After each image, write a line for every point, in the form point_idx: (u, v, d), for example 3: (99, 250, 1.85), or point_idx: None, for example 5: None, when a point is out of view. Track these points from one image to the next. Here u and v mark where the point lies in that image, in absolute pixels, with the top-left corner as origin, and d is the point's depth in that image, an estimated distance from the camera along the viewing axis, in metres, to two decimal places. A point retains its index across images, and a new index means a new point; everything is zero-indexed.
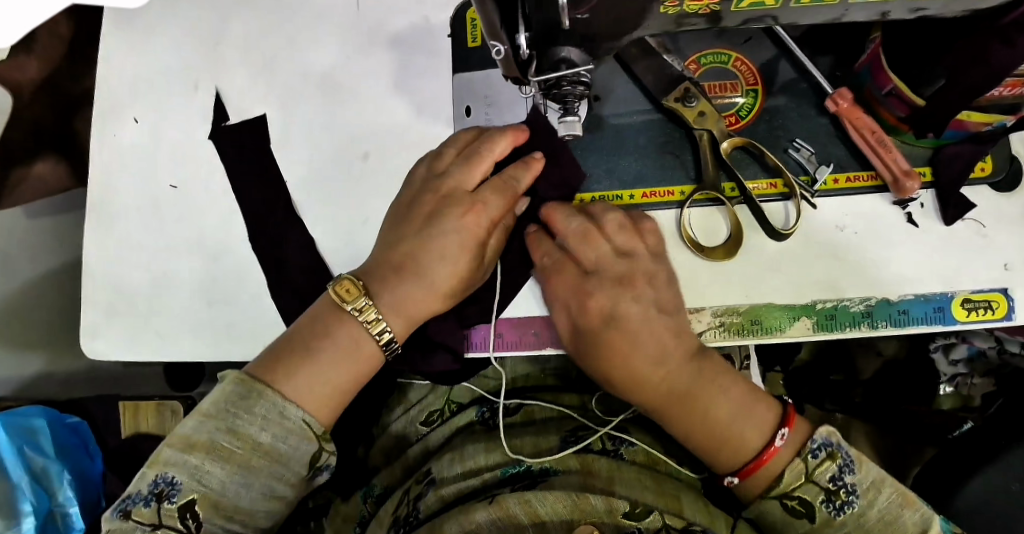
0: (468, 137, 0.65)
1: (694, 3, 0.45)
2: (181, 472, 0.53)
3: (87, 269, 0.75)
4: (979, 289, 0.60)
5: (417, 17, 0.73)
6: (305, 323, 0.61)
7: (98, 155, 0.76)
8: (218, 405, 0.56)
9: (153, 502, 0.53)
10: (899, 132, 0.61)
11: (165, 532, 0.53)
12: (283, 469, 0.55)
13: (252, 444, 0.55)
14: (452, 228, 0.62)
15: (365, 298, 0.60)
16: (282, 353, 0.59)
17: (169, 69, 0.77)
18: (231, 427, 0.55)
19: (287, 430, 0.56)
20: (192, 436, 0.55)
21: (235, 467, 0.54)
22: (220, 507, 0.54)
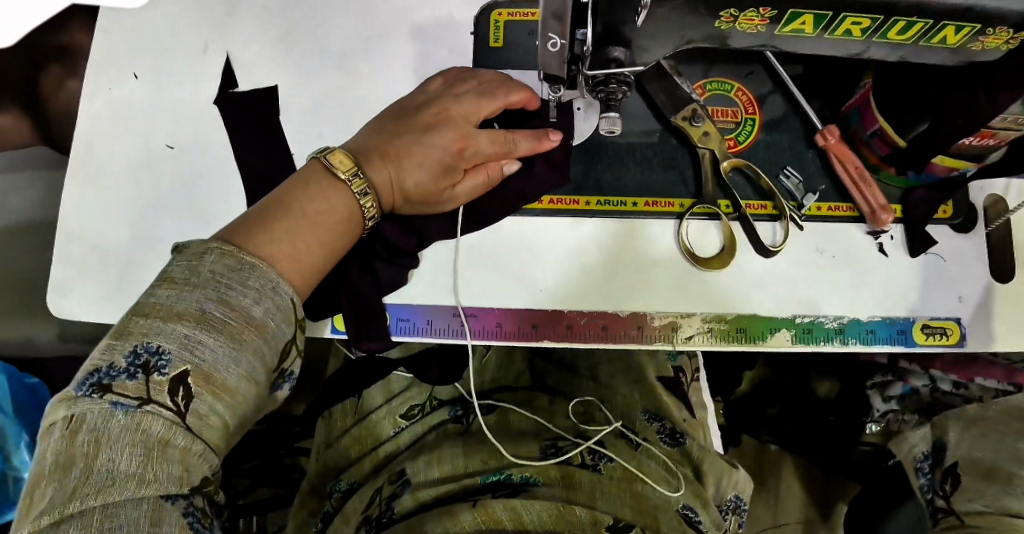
0: (491, 77, 0.68)
1: (747, 23, 0.48)
2: (169, 342, 0.50)
3: (66, 221, 0.72)
4: (936, 317, 0.67)
5: (441, 12, 0.75)
6: (292, 184, 0.61)
7: (91, 107, 0.74)
8: (203, 274, 0.53)
9: (139, 374, 0.49)
10: (879, 171, 0.67)
11: (154, 408, 0.48)
12: (268, 348, 0.54)
13: (246, 316, 0.53)
14: (436, 143, 0.65)
15: (358, 172, 0.63)
16: (275, 213, 0.59)
17: (178, 27, 0.75)
18: (221, 297, 0.52)
19: (277, 306, 0.55)
20: (178, 305, 0.51)
21: (228, 340, 0.51)
22: (212, 380, 0.50)
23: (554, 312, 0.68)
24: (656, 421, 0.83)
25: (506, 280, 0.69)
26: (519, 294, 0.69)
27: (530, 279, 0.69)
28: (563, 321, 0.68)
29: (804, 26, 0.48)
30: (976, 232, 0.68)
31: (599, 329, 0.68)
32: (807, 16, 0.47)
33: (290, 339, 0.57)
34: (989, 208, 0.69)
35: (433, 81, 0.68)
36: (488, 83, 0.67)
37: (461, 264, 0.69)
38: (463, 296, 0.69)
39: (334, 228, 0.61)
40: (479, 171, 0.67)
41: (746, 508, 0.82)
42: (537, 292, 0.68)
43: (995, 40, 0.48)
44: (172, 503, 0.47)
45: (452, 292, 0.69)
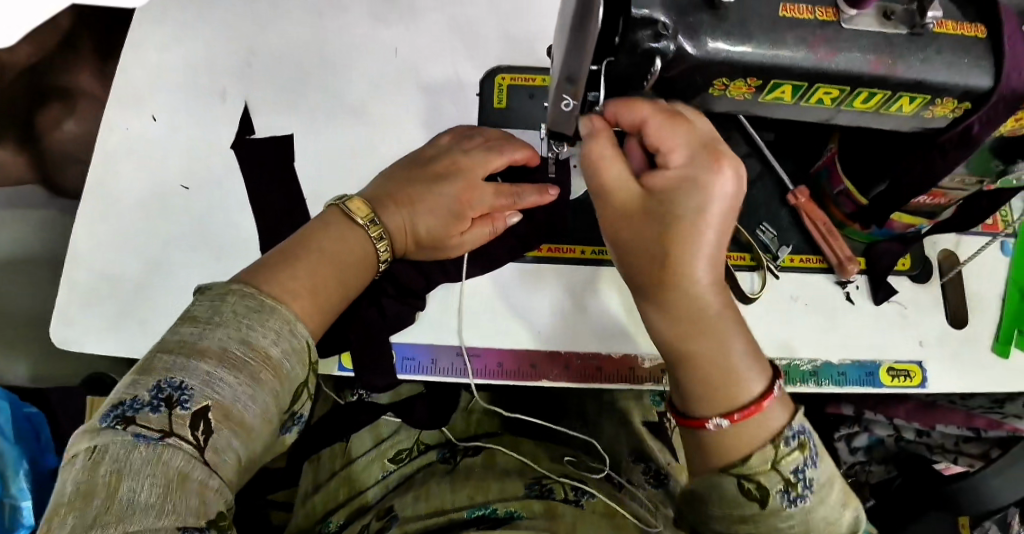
0: (496, 134, 0.75)
1: (736, 90, 0.55)
2: (192, 377, 0.51)
3: (75, 252, 0.74)
4: (901, 360, 0.73)
5: (449, 73, 0.81)
6: (313, 228, 0.65)
7: (107, 146, 0.77)
8: (225, 314, 0.54)
9: (162, 407, 0.50)
10: (846, 228, 0.75)
11: (175, 441, 0.49)
12: (283, 388, 0.55)
13: (264, 357, 0.54)
14: (447, 194, 0.71)
15: (375, 217, 0.68)
16: (296, 256, 0.62)
17: (199, 77, 0.80)
18: (242, 337, 0.54)
19: (292, 347, 0.56)
20: (201, 342, 0.53)
21: (246, 378, 0.53)
22: (230, 417, 0.51)
23: (551, 352, 0.72)
24: (641, 463, 0.85)
25: (507, 321, 0.73)
26: (519, 335, 0.73)
27: (530, 320, 0.73)
28: (560, 361, 0.72)
29: (785, 95, 0.55)
30: (932, 282, 0.76)
31: (594, 369, 0.72)
32: (787, 86, 0.54)
33: (303, 381, 0.58)
34: (943, 261, 0.77)
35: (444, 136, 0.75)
36: (494, 139, 0.74)
37: (465, 305, 0.73)
38: (466, 336, 0.72)
39: (352, 269, 0.65)
40: (487, 220, 0.73)
41: None
42: (535, 334, 0.73)
43: (944, 108, 0.56)
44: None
45: (455, 333, 0.72)
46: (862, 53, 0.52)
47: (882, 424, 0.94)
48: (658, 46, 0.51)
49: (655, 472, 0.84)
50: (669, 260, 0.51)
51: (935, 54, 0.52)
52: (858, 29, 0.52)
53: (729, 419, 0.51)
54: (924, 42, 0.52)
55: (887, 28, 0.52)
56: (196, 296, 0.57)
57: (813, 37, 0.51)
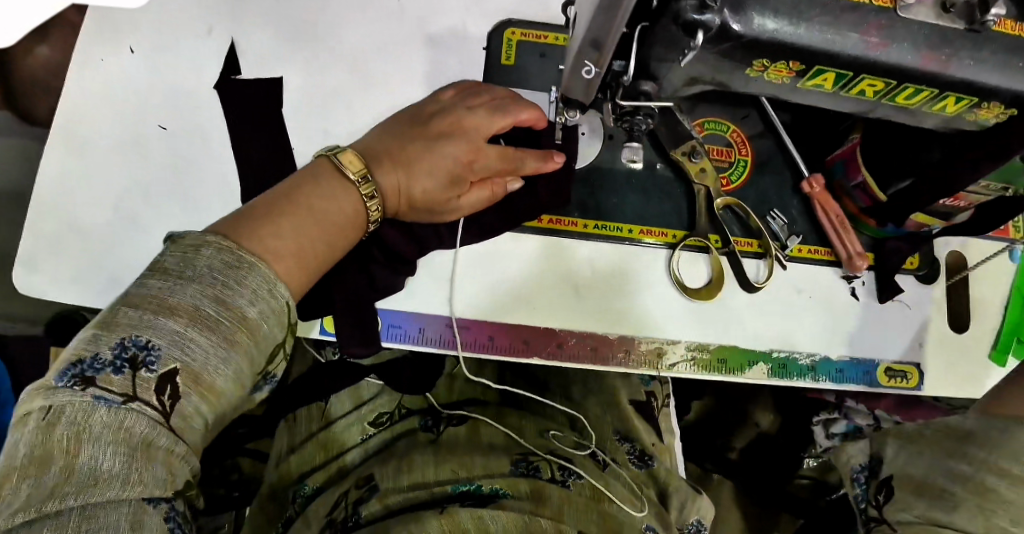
0: (504, 93, 0.69)
1: (775, 73, 0.51)
2: (160, 337, 0.45)
3: (40, 192, 0.68)
4: (899, 361, 0.72)
5: (455, 23, 0.75)
6: (300, 181, 0.59)
7: (79, 77, 0.70)
8: (199, 268, 0.48)
9: (126, 369, 0.44)
10: (860, 222, 0.73)
11: (140, 406, 0.44)
12: (259, 350, 0.49)
13: (239, 318, 0.48)
14: (449, 153, 0.66)
15: (368, 174, 0.62)
16: (279, 209, 0.56)
17: (181, 6, 0.73)
18: (216, 295, 0.48)
19: (272, 308, 0.50)
20: (170, 298, 0.46)
21: (219, 340, 0.47)
22: (200, 382, 0.46)
23: (545, 329, 0.69)
24: (626, 443, 0.82)
25: (501, 294, 0.70)
26: (512, 309, 0.69)
27: (524, 294, 0.70)
28: (555, 339, 0.69)
29: (825, 83, 0.51)
30: (938, 282, 0.74)
31: (588, 351, 0.69)
32: (830, 74, 0.50)
33: (281, 342, 0.52)
34: (950, 264, 0.75)
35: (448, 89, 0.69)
36: (503, 98, 0.68)
37: (458, 274, 0.70)
38: (458, 306, 0.69)
39: (339, 229, 0.60)
40: (485, 185, 0.68)
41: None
42: (529, 309, 0.69)
43: (988, 113, 0.52)
44: (154, 507, 0.43)
45: (446, 303, 0.69)
46: (915, 46, 0.48)
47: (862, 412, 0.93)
48: (702, 18, 0.46)
49: (639, 454, 0.82)
50: None
51: (990, 55, 0.48)
52: (913, 18, 0.47)
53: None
54: (980, 40, 0.48)
55: (943, 22, 0.48)
56: (166, 245, 0.50)
57: (866, 23, 0.47)
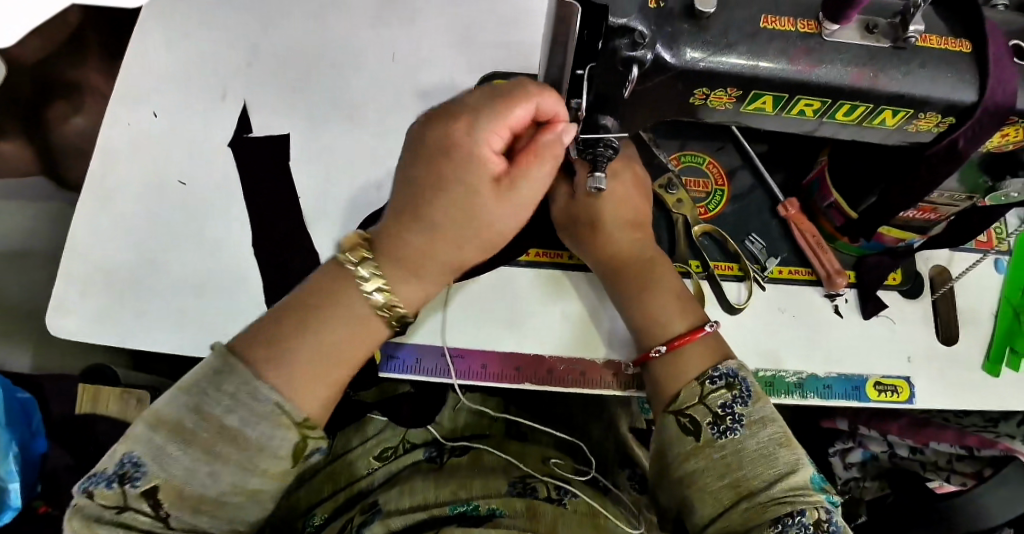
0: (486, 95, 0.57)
1: (716, 99, 0.56)
2: (147, 453, 0.50)
3: (71, 243, 0.75)
4: (888, 375, 0.72)
5: (445, 77, 0.82)
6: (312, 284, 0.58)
7: (109, 140, 0.78)
8: (191, 383, 0.53)
9: (117, 483, 0.50)
10: (835, 240, 0.75)
11: (132, 516, 0.50)
12: (251, 458, 0.52)
13: (218, 428, 0.51)
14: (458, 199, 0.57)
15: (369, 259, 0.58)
16: (284, 321, 0.56)
17: (199, 76, 0.81)
18: (198, 406, 0.52)
19: (256, 414, 0.52)
20: (161, 410, 0.52)
21: (201, 453, 0.51)
22: (184, 496, 0.50)
23: (534, 356, 0.72)
24: (628, 469, 0.84)
25: (492, 325, 0.73)
26: (501, 339, 0.73)
27: (515, 324, 0.73)
28: (544, 365, 0.72)
29: (765, 105, 0.56)
30: (923, 297, 0.75)
31: (577, 374, 0.72)
32: (768, 97, 0.54)
33: (296, 440, 0.54)
34: (935, 277, 0.76)
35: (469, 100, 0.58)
36: (525, 110, 0.55)
37: (450, 309, 0.73)
38: (451, 337, 0.73)
39: (362, 328, 0.58)
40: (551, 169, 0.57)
41: None
42: (520, 341, 0.73)
43: (927, 123, 0.55)
44: None
45: (438, 333, 0.73)
46: (843, 65, 0.52)
47: (877, 439, 0.92)
48: (635, 55, 0.52)
49: (639, 479, 0.82)
50: (651, 318, 0.67)
51: (918, 68, 0.52)
52: (838, 42, 0.52)
53: (669, 346, 0.64)
54: (906, 55, 0.52)
55: (867, 41, 0.52)
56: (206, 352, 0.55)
57: (794, 49, 0.52)
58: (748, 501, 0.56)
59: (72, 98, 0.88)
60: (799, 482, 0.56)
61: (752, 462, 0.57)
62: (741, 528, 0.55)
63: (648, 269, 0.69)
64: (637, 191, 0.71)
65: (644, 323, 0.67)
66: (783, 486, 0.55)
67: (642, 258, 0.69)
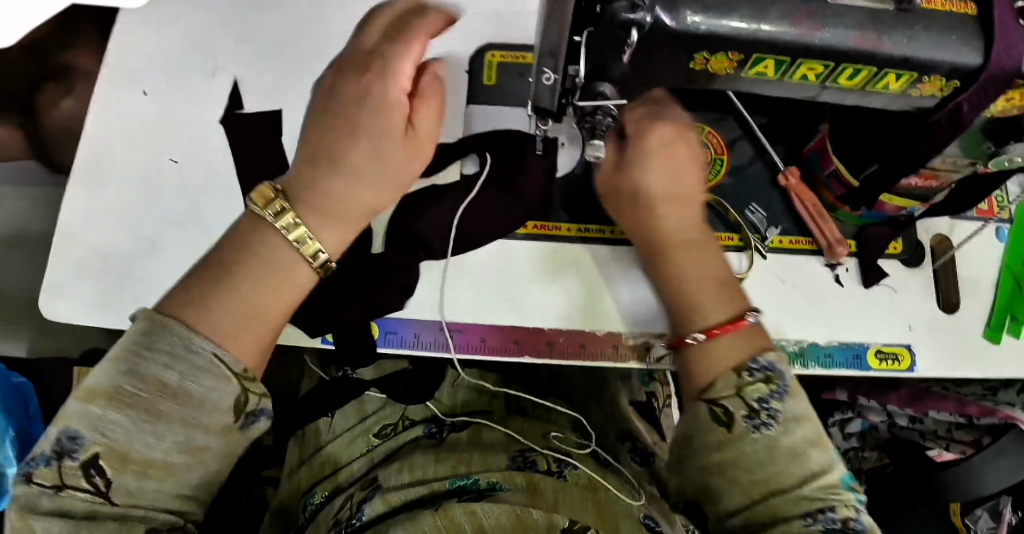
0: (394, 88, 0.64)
1: (717, 63, 0.55)
2: (83, 425, 0.47)
3: (63, 225, 0.74)
4: (889, 343, 0.72)
5: (439, 50, 0.81)
6: (220, 243, 0.57)
7: (98, 120, 0.77)
8: (121, 351, 0.49)
9: (52, 462, 0.47)
10: (836, 210, 0.74)
11: (72, 493, 0.47)
12: (197, 414, 0.49)
13: (158, 387, 0.48)
14: (366, 144, 0.60)
15: (280, 204, 0.57)
16: (197, 287, 0.54)
17: (188, 53, 0.80)
18: (132, 369, 0.48)
19: (193, 368, 0.49)
20: (95, 384, 0.48)
21: (143, 414, 0.48)
22: (128, 460, 0.47)
23: (533, 329, 0.72)
24: (628, 442, 0.84)
25: (490, 298, 0.73)
26: (500, 312, 0.72)
27: (514, 296, 0.73)
28: (544, 338, 0.72)
29: (767, 70, 0.55)
30: (924, 266, 0.75)
31: (578, 347, 0.72)
32: (769, 61, 0.54)
33: (237, 391, 0.51)
34: (935, 246, 0.76)
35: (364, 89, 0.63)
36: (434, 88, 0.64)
37: (449, 284, 0.73)
38: (450, 312, 0.72)
39: (284, 274, 0.57)
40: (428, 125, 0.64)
41: None
42: (519, 314, 0.72)
43: (932, 87, 0.54)
44: None
45: (437, 308, 0.72)
46: (846, 27, 0.51)
47: (876, 410, 0.92)
48: (635, 16, 0.50)
49: (640, 452, 0.83)
50: (693, 302, 0.63)
51: (922, 30, 0.51)
52: (841, 4, 0.51)
53: (707, 334, 0.60)
54: (911, 18, 0.51)
55: (871, 2, 0.51)
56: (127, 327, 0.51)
57: (797, 11, 0.51)
58: (778, 498, 0.53)
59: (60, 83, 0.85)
60: (832, 480, 0.53)
61: (783, 460, 0.54)
62: (767, 523, 0.53)
63: (686, 249, 0.66)
64: (678, 173, 0.68)
65: (684, 309, 0.64)
66: (817, 484, 0.53)
67: (683, 240, 0.67)
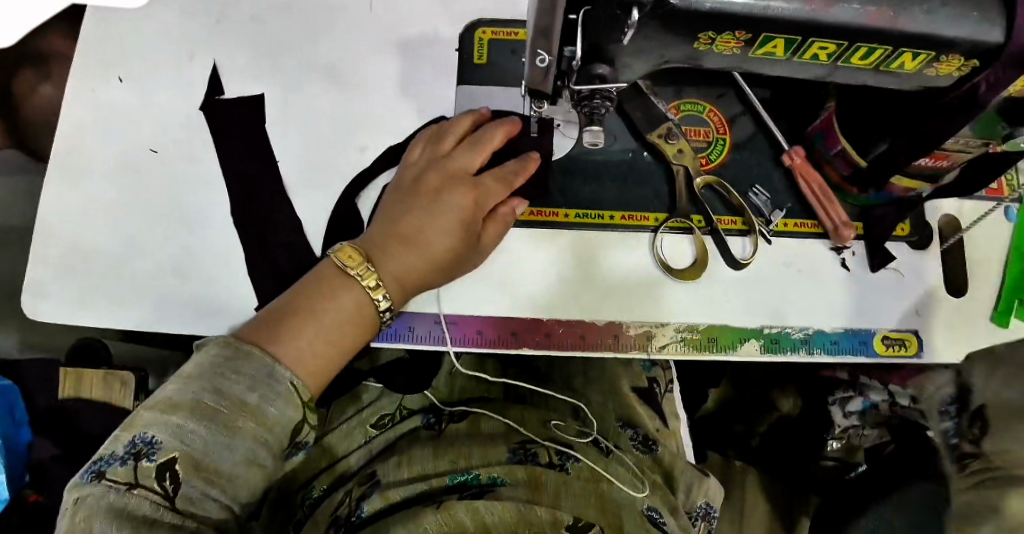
0: (467, 125, 0.70)
1: (723, 43, 0.52)
2: (162, 431, 0.49)
3: (41, 222, 0.71)
4: (897, 329, 0.71)
5: (427, 28, 0.77)
6: (304, 288, 0.61)
7: (74, 109, 0.74)
8: (203, 367, 0.53)
9: (130, 461, 0.48)
10: (842, 191, 0.72)
11: (141, 493, 0.48)
12: (267, 433, 0.52)
13: (238, 404, 0.51)
14: (423, 214, 0.66)
15: (367, 266, 0.62)
16: (282, 318, 0.58)
17: (165, 35, 0.76)
18: (217, 387, 0.52)
19: (276, 392, 0.53)
20: (176, 397, 0.51)
21: (220, 427, 0.50)
22: (202, 467, 0.49)
23: (532, 320, 0.70)
24: (629, 429, 0.82)
25: (486, 289, 0.70)
26: (496, 303, 0.70)
27: (511, 287, 0.71)
28: (542, 329, 0.70)
29: (775, 49, 0.52)
30: (932, 248, 0.73)
31: (577, 337, 0.70)
32: (778, 40, 0.50)
33: (299, 419, 0.54)
34: (944, 226, 0.73)
35: (446, 147, 0.69)
36: (499, 139, 0.68)
37: None
38: (446, 304, 0.70)
39: (362, 319, 0.61)
40: (496, 220, 0.68)
41: (717, 517, 0.81)
42: (517, 305, 0.70)
43: (948, 67, 0.52)
44: None
45: (431, 299, 0.70)
46: (861, 5, 0.48)
47: (877, 389, 0.89)
48: None
49: (642, 439, 0.81)
50: None
51: (940, 6, 0.48)
52: None
53: None
54: None
55: None
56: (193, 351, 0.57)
57: None
58: None
59: (40, 67, 0.80)
60: None
61: None
62: None
63: None
64: None
65: None
66: None
67: None
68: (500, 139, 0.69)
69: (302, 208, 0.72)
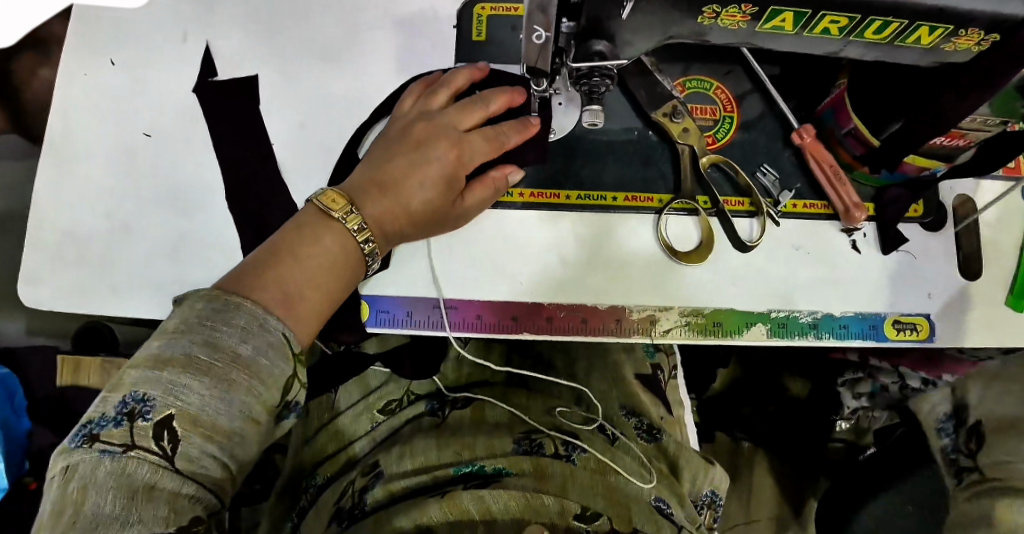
0: (461, 81, 0.69)
1: (728, 17, 0.50)
2: (152, 388, 0.47)
3: (37, 208, 0.70)
4: (908, 312, 0.69)
5: (424, 5, 0.75)
6: (287, 230, 0.58)
7: (65, 93, 0.72)
8: (189, 321, 0.50)
9: (125, 421, 0.46)
10: (853, 169, 0.69)
11: (138, 455, 0.45)
12: (261, 386, 0.49)
13: (231, 357, 0.49)
14: (409, 161, 0.64)
15: (352, 209, 0.60)
16: (265, 261, 0.55)
17: (156, 15, 0.74)
18: (208, 340, 0.49)
19: (269, 344, 0.51)
20: (164, 353, 0.48)
21: (214, 382, 0.48)
22: (199, 423, 0.47)
23: (532, 304, 0.69)
24: (633, 417, 0.81)
25: (486, 272, 0.69)
26: (495, 286, 0.69)
27: (511, 269, 0.69)
28: (543, 314, 0.69)
29: (784, 24, 0.49)
30: (945, 229, 0.70)
31: (578, 322, 0.68)
32: (787, 14, 0.48)
33: (291, 374, 0.52)
34: (957, 208, 0.71)
35: (436, 103, 0.68)
36: (499, 105, 0.67)
37: (440, 256, 0.69)
38: (445, 288, 0.69)
39: (344, 266, 0.59)
40: (484, 184, 0.66)
41: (722, 504, 0.79)
42: (518, 287, 0.69)
43: (967, 41, 0.49)
44: None
45: (430, 284, 0.69)
46: None
47: (887, 371, 0.88)
48: None
49: (647, 427, 0.80)
50: None
51: None
52: None
53: None
54: None
55: None
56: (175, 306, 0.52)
57: None
58: None
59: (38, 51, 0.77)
60: None
61: None
62: None
63: None
64: None
65: None
66: None
67: None
68: (497, 105, 0.67)
69: (297, 192, 0.71)
